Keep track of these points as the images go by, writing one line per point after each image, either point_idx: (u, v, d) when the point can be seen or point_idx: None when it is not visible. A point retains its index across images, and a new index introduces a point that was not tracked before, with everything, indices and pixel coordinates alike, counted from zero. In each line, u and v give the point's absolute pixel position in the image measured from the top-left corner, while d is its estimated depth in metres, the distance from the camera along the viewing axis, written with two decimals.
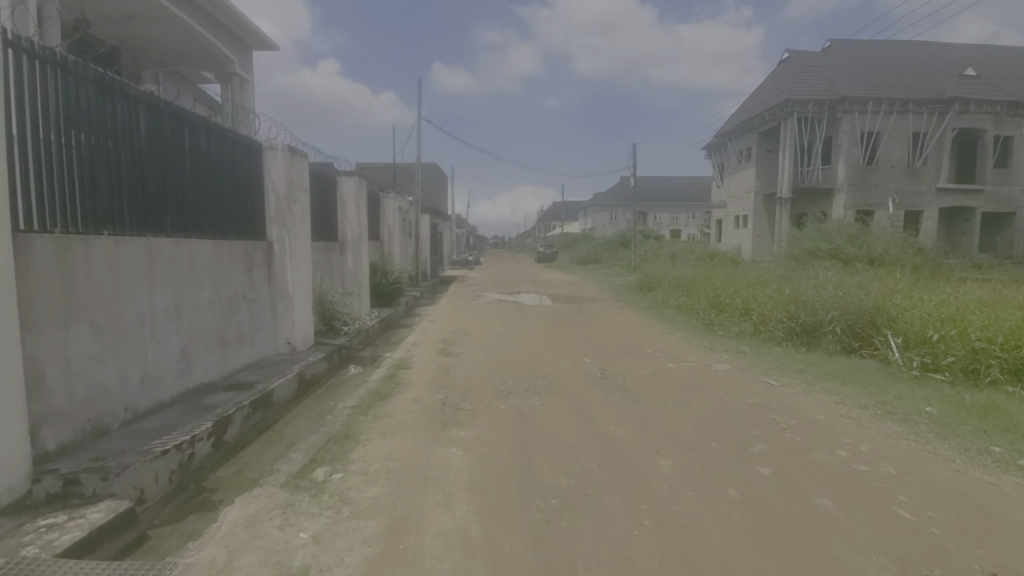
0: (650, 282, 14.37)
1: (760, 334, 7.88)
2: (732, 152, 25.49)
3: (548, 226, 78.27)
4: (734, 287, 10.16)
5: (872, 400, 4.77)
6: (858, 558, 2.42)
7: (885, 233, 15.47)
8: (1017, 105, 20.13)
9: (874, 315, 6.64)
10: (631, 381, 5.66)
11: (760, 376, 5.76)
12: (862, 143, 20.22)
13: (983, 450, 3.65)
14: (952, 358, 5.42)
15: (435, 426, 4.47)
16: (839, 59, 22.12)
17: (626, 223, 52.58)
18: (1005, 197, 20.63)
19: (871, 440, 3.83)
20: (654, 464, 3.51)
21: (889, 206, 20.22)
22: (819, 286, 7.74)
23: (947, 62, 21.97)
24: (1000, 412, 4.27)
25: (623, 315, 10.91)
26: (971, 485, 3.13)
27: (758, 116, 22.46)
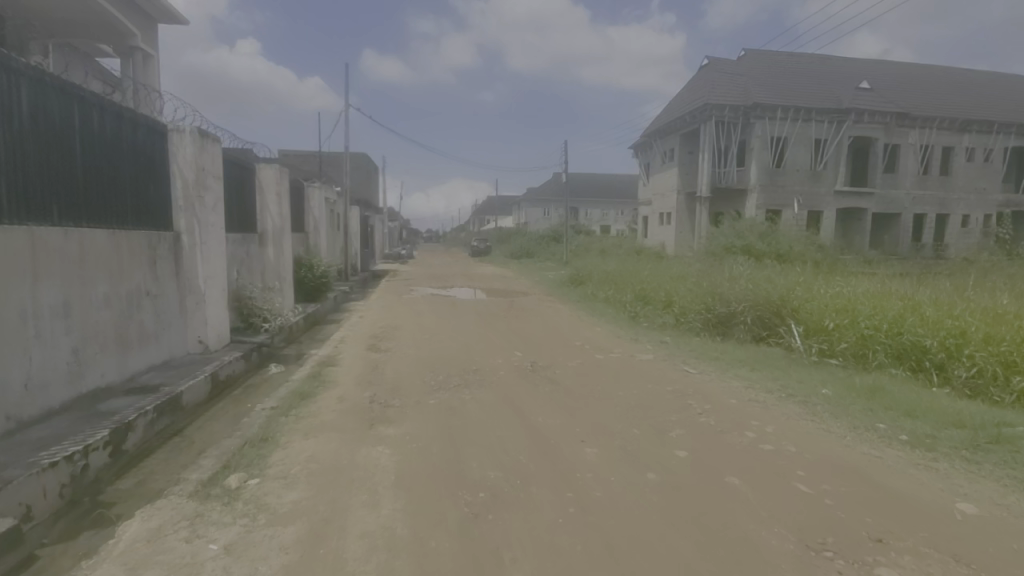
0: (582, 276, 14.73)
1: (681, 325, 8.35)
2: (657, 152, 26.71)
3: (482, 220, 78.38)
4: (658, 280, 10.66)
5: (777, 384, 5.18)
6: (763, 531, 2.61)
7: (790, 231, 16.84)
8: (903, 117, 22.46)
9: (780, 305, 7.19)
10: (561, 373, 5.79)
11: (680, 365, 6.10)
12: (773, 147, 21.84)
13: (869, 426, 4.07)
14: (846, 345, 6.01)
15: (362, 424, 4.34)
16: (752, 68, 23.73)
17: (559, 218, 53.66)
18: (891, 200, 23.06)
19: (776, 422, 4.15)
20: (581, 452, 3.61)
21: (794, 206, 22.04)
22: (732, 279, 8.28)
23: (845, 75, 24.16)
24: (883, 392, 4.78)
25: (555, 308, 11.12)
26: (860, 459, 3.48)
27: (680, 118, 23.66)
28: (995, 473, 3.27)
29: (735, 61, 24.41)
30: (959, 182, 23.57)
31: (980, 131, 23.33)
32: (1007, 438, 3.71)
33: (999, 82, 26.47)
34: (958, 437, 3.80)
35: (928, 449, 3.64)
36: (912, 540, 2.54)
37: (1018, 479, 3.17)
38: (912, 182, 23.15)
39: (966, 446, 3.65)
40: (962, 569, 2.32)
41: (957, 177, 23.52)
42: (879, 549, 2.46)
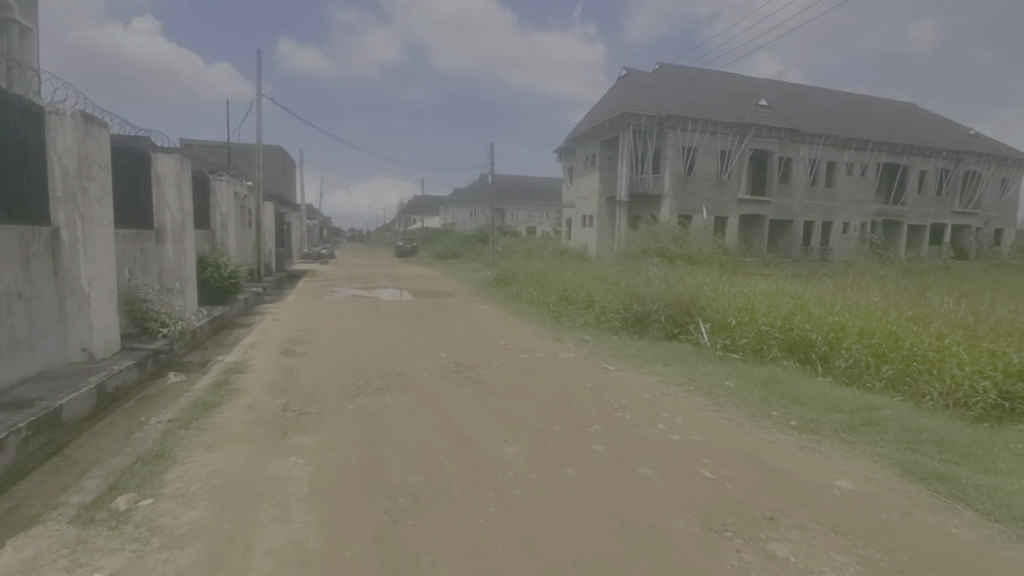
0: (507, 277, 14.88)
1: (601, 324, 8.68)
2: (580, 157, 27.60)
3: (408, 219, 76.98)
4: (580, 281, 11.01)
5: (687, 378, 5.54)
6: (672, 517, 2.77)
7: (700, 235, 18.05)
8: (795, 133, 24.83)
9: (690, 304, 7.67)
10: (485, 373, 5.80)
11: (600, 362, 6.34)
12: (684, 156, 23.32)
13: (765, 414, 4.45)
14: (746, 340, 6.54)
15: (274, 434, 4.08)
16: (666, 81, 25.22)
17: (485, 219, 53.84)
18: (785, 208, 25.40)
19: (685, 413, 4.42)
20: (503, 451, 3.63)
21: (703, 212, 23.65)
22: (648, 279, 8.73)
23: (746, 93, 26.32)
24: (777, 382, 5.25)
25: (480, 308, 11.14)
26: (758, 444, 3.79)
27: (601, 125, 24.61)
28: (866, 451, 3.70)
29: (650, 74, 25.82)
30: (841, 193, 26.44)
31: (858, 148, 26.29)
32: (876, 421, 4.20)
33: (872, 106, 30.01)
34: (838, 421, 4.24)
35: (814, 432, 4.05)
36: (800, 516, 2.80)
37: (885, 455, 3.61)
38: (803, 192, 25.63)
39: (844, 428, 4.09)
40: (839, 539, 2.59)
41: (839, 189, 26.37)
42: (771, 526, 2.70)
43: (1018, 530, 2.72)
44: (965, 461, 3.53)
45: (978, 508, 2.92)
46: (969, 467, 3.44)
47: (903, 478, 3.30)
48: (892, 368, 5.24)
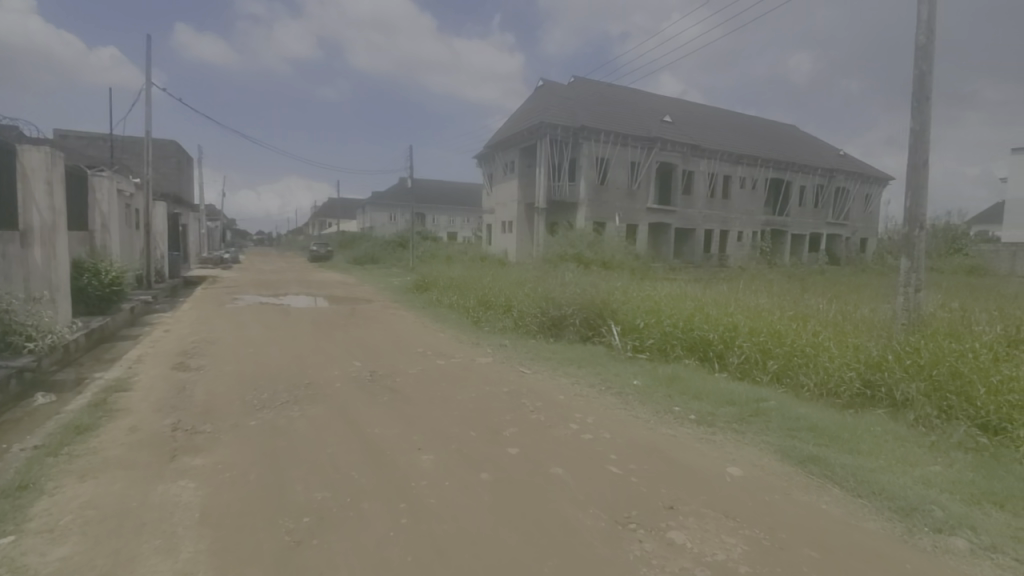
0: (426, 282, 14.70)
1: (519, 328, 8.82)
2: (499, 163, 27.96)
3: (323, 223, 73.67)
4: (499, 286, 11.14)
5: (599, 378, 5.77)
6: (581, 514, 2.86)
7: (613, 242, 18.95)
8: (696, 148, 26.81)
9: (602, 307, 8.01)
10: (400, 381, 5.67)
11: (516, 366, 6.44)
12: (598, 166, 24.37)
13: (668, 409, 4.75)
14: (652, 341, 6.96)
15: (160, 458, 3.69)
16: (581, 94, 26.28)
17: (405, 224, 52.85)
18: (689, 217, 27.33)
19: (596, 412, 4.60)
20: (416, 460, 3.57)
21: (615, 219, 24.86)
22: (563, 284, 9.01)
23: (653, 109, 28.08)
24: (678, 379, 5.63)
25: (398, 314, 10.89)
26: (661, 438, 4.03)
27: (519, 133, 25.10)
28: (752, 439, 4.07)
29: (566, 86, 26.78)
30: (736, 205, 28.96)
31: (750, 164, 28.91)
32: (763, 411, 4.62)
33: (761, 126, 33.20)
34: (731, 413, 4.62)
35: (709, 424, 4.38)
36: (696, 504, 3.00)
37: (769, 443, 3.98)
38: (704, 203, 27.73)
39: (736, 420, 4.45)
40: (730, 522, 2.81)
41: (734, 201, 28.86)
42: (671, 515, 2.87)
43: (874, 502, 3.10)
44: (833, 444, 3.99)
45: (844, 485, 3.30)
46: (837, 449, 3.88)
47: (784, 462, 3.65)
48: (776, 363, 5.79)
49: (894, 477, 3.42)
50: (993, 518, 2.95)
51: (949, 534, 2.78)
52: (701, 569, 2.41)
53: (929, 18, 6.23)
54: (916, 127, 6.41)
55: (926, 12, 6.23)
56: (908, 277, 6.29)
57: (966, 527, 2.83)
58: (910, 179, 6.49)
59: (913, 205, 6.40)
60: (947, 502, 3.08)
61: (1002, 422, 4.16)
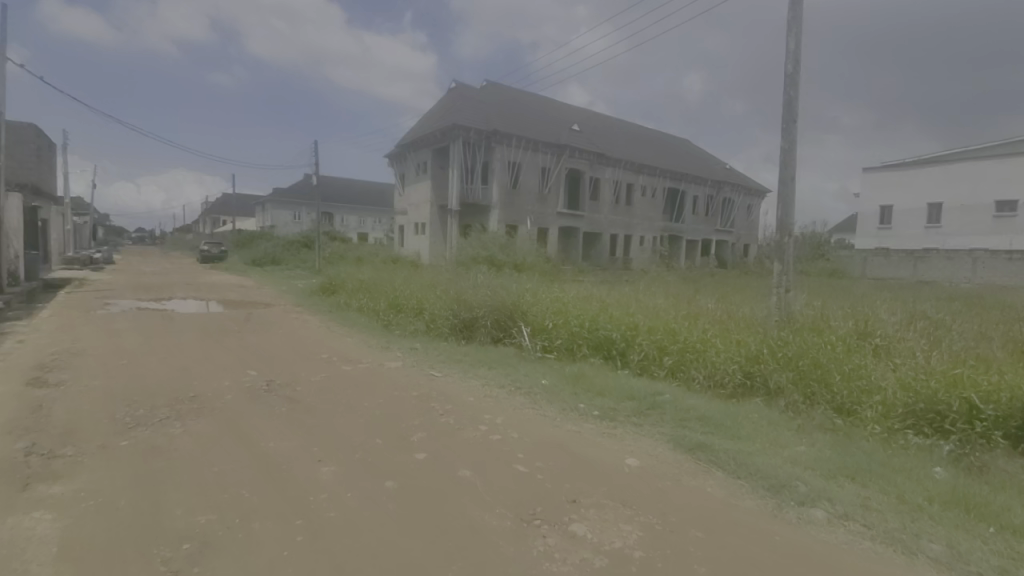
0: (333, 285, 14.05)
1: (430, 331, 8.71)
2: (411, 164, 27.46)
3: (216, 221, 67.74)
4: (410, 288, 10.92)
5: (509, 379, 5.85)
6: (487, 515, 2.87)
7: (525, 245, 19.35)
8: (602, 157, 28.15)
9: (513, 308, 8.13)
10: (302, 389, 5.35)
11: (427, 369, 6.34)
12: (510, 171, 24.75)
13: (574, 406, 4.93)
14: (560, 341, 7.20)
15: (5, 488, 3.17)
16: (493, 99, 26.57)
17: (310, 223, 50.17)
18: (596, 222, 28.61)
19: (505, 413, 4.65)
20: (316, 473, 3.38)
21: (527, 223, 25.38)
22: (475, 286, 9.04)
23: (562, 117, 29.11)
24: (583, 377, 5.87)
25: (301, 319, 10.28)
26: (566, 435, 4.17)
27: (431, 134, 24.82)
28: (649, 430, 4.35)
29: (478, 90, 26.95)
30: (638, 211, 30.81)
31: (650, 174, 30.90)
32: (658, 404, 4.95)
33: (659, 139, 35.67)
34: (630, 407, 4.90)
35: (611, 419, 4.62)
36: (596, 496, 3.14)
37: (664, 433, 4.28)
38: (609, 209, 29.19)
39: (635, 413, 4.73)
40: (626, 510, 2.98)
41: (636, 207, 30.68)
42: (572, 508, 2.97)
43: (751, 482, 3.43)
44: (717, 430, 4.37)
45: (726, 468, 3.62)
46: (720, 435, 4.26)
47: (675, 450, 3.94)
48: (671, 359, 6.23)
49: (767, 458, 3.81)
50: (845, 488, 3.38)
51: (810, 506, 3.15)
52: (600, 557, 2.53)
53: (795, 50, 7.06)
54: (785, 146, 7.22)
55: (793, 45, 7.06)
56: (780, 279, 7.07)
57: (824, 499, 3.22)
58: (780, 191, 7.30)
59: (783, 215, 7.20)
60: (810, 478, 3.48)
61: (851, 404, 4.80)
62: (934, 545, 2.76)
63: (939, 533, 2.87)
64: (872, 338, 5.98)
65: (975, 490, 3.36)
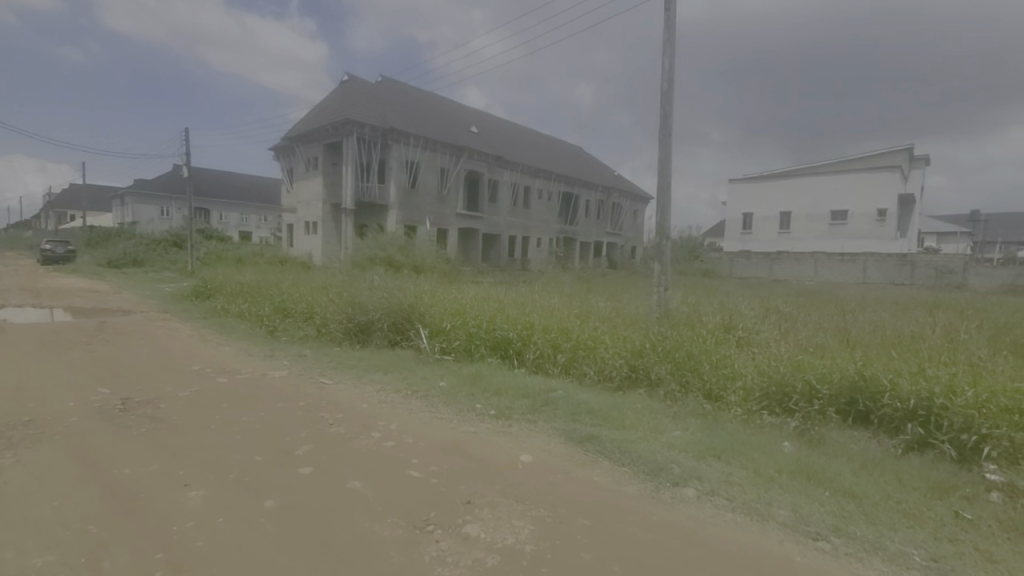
0: (208, 288, 12.75)
1: (321, 336, 8.24)
2: (300, 159, 25.79)
3: (60, 215, 58.31)
4: (299, 291, 10.25)
5: (405, 383, 5.71)
6: (377, 526, 2.77)
7: (424, 245, 19.04)
8: (501, 160, 28.60)
9: (410, 311, 7.97)
10: (169, 406, 4.78)
11: (316, 377, 5.98)
12: (408, 170, 24.21)
13: (471, 407, 4.95)
14: (458, 343, 7.19)
15: None
16: (389, 95, 25.85)
17: (182, 220, 45.15)
18: (495, 224, 28.99)
19: (399, 418, 4.53)
20: (184, 498, 3.04)
21: (426, 223, 25.03)
22: (371, 288, 8.72)
23: (460, 118, 29.14)
24: (481, 378, 5.90)
25: (169, 327, 9.20)
26: (462, 437, 4.16)
27: (322, 128, 23.52)
28: (543, 426, 4.49)
29: (373, 85, 26.08)
30: (535, 214, 31.75)
31: (546, 178, 32.00)
32: (552, 400, 5.13)
33: (554, 145, 37.12)
34: (525, 404, 5.02)
35: (507, 417, 4.70)
36: (490, 494, 3.17)
37: (556, 427, 4.44)
38: (508, 211, 29.72)
39: (530, 410, 4.87)
40: (519, 506, 3.04)
41: (534, 210, 31.58)
42: (466, 510, 2.97)
43: (634, 468, 3.68)
44: (604, 422, 4.63)
45: (612, 457, 3.85)
46: (608, 426, 4.52)
47: (566, 444, 4.10)
48: (564, 356, 6.49)
49: (648, 445, 4.11)
50: (713, 467, 3.74)
51: (683, 486, 3.45)
52: (492, 556, 2.55)
53: (669, 69, 7.70)
54: (662, 156, 7.85)
55: (668, 64, 7.71)
56: (659, 279, 7.67)
57: (694, 478, 3.55)
58: (659, 198, 7.91)
59: (661, 220, 7.83)
60: (683, 461, 3.81)
61: (718, 390, 5.34)
62: (782, 511, 3.15)
63: (786, 501, 3.28)
64: (735, 331, 6.71)
65: (813, 459, 3.90)
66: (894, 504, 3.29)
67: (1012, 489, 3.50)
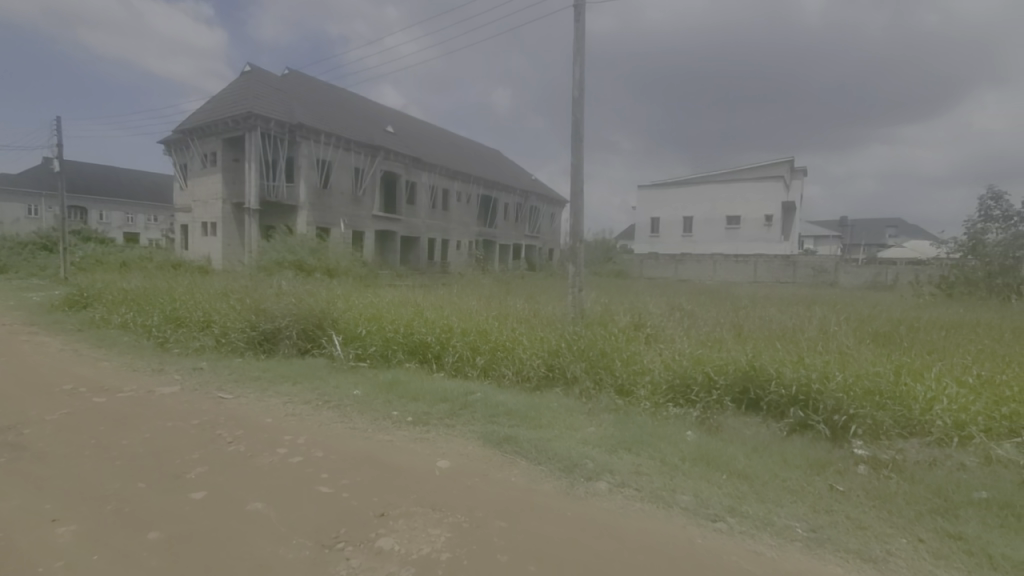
0: (84, 296, 11.30)
1: (221, 346, 7.60)
2: (195, 154, 23.68)
3: None
4: (194, 298, 9.38)
5: (316, 394, 5.40)
6: (282, 549, 2.59)
7: (338, 248, 18.21)
8: (418, 162, 28.12)
9: (321, 317, 7.57)
10: (30, 432, 4.15)
11: (214, 392, 5.48)
12: (319, 169, 23.06)
13: (387, 415, 4.78)
14: (374, 348, 6.94)
15: None
16: (296, 90, 24.50)
17: (53, 219, 39.79)
18: (414, 226, 28.43)
19: (307, 432, 4.28)
20: (46, 538, 2.64)
21: (340, 225, 23.97)
22: (277, 293, 8.18)
23: (375, 117, 28.29)
24: (398, 384, 5.72)
25: (33, 342, 8.03)
26: (376, 446, 4.01)
27: (222, 121, 21.79)
28: (461, 430, 4.44)
29: (279, 78, 24.59)
30: (454, 216, 31.57)
31: (465, 181, 31.94)
32: (470, 403, 5.10)
33: (472, 149, 37.19)
34: (444, 409, 4.95)
35: (424, 423, 4.59)
36: (406, 504, 3.08)
37: (475, 431, 4.42)
38: (426, 213, 29.28)
39: (448, 415, 4.80)
40: (435, 514, 2.98)
41: (453, 212, 31.40)
42: (379, 523, 2.85)
43: (549, 466, 3.75)
44: (522, 422, 4.68)
45: (528, 457, 3.89)
46: (526, 427, 4.57)
47: (484, 447, 4.09)
48: (483, 358, 6.49)
49: (563, 442, 4.21)
50: (623, 459, 3.91)
51: (596, 479, 3.57)
52: (406, 568, 2.47)
53: (580, 78, 7.99)
54: (575, 161, 8.12)
55: (578, 73, 7.99)
56: (574, 280, 7.91)
57: (607, 471, 3.68)
58: (572, 202, 8.17)
59: (575, 223, 8.09)
60: (596, 455, 3.94)
61: (629, 385, 5.60)
62: (685, 496, 3.36)
63: (688, 486, 3.50)
64: (645, 328, 7.08)
65: (712, 446, 4.20)
66: (781, 482, 3.62)
67: (875, 461, 3.97)
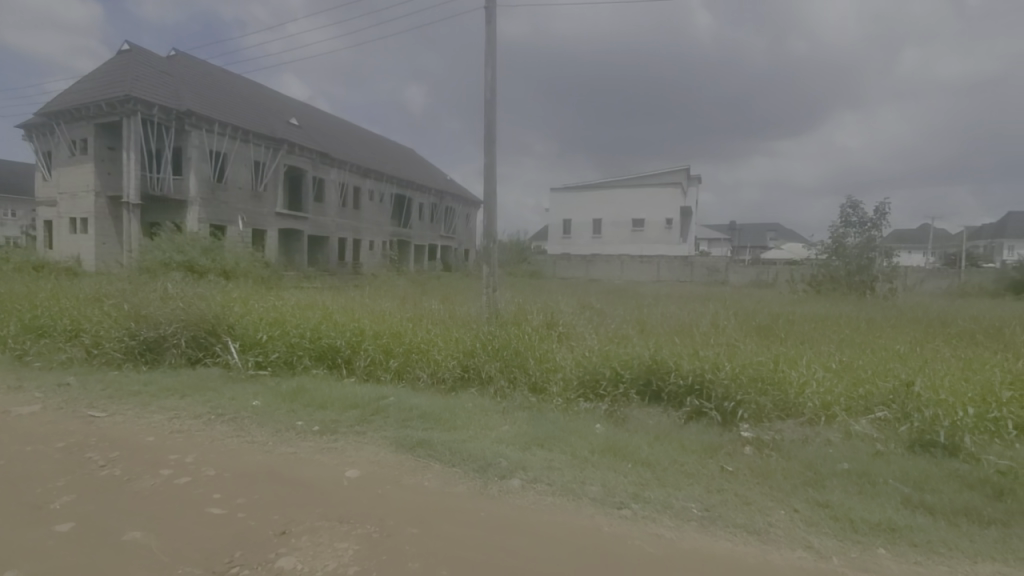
0: None
1: (93, 358, 6.72)
2: (60, 139, 20.78)
3: None
4: (59, 303, 8.21)
5: (208, 407, 4.95)
6: None
7: (235, 248, 16.84)
8: (326, 157, 26.78)
9: (215, 323, 6.95)
10: None
11: (83, 410, 4.83)
12: (213, 161, 21.18)
13: (290, 426, 4.49)
14: (276, 355, 6.49)
15: None
16: (185, 74, 22.34)
17: None
18: (322, 225, 27.02)
19: (198, 449, 3.90)
20: None
21: (238, 223, 22.17)
22: (162, 297, 7.39)
23: (277, 109, 26.53)
24: (303, 392, 5.39)
25: None
26: (277, 460, 3.74)
27: (93, 104, 19.31)
28: (372, 437, 4.28)
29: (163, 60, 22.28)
30: (366, 215, 30.45)
31: (377, 179, 30.94)
32: (382, 408, 4.94)
33: (384, 146, 36.12)
34: (353, 416, 4.74)
35: (332, 432, 4.37)
36: (310, 520, 2.90)
37: (387, 437, 4.27)
38: (336, 212, 27.95)
39: (358, 422, 4.61)
40: (342, 527, 2.84)
41: (364, 211, 30.29)
42: (280, 542, 2.66)
43: (463, 467, 3.73)
44: (436, 425, 4.61)
45: (443, 460, 3.84)
46: (440, 429, 4.50)
47: (397, 452, 3.97)
48: (395, 361, 6.31)
49: (477, 442, 4.20)
50: (536, 455, 3.99)
51: (509, 477, 3.60)
52: None
53: (491, 79, 8.04)
54: (487, 162, 8.15)
55: (490, 75, 8.04)
56: (488, 281, 7.94)
57: (520, 469, 3.73)
58: (485, 203, 8.20)
59: (489, 224, 8.13)
60: (510, 453, 3.99)
61: (542, 383, 5.73)
62: (594, 487, 3.49)
63: (598, 477, 3.64)
64: (556, 327, 7.27)
65: (619, 437, 4.40)
66: (679, 467, 3.89)
67: (758, 441, 4.38)
